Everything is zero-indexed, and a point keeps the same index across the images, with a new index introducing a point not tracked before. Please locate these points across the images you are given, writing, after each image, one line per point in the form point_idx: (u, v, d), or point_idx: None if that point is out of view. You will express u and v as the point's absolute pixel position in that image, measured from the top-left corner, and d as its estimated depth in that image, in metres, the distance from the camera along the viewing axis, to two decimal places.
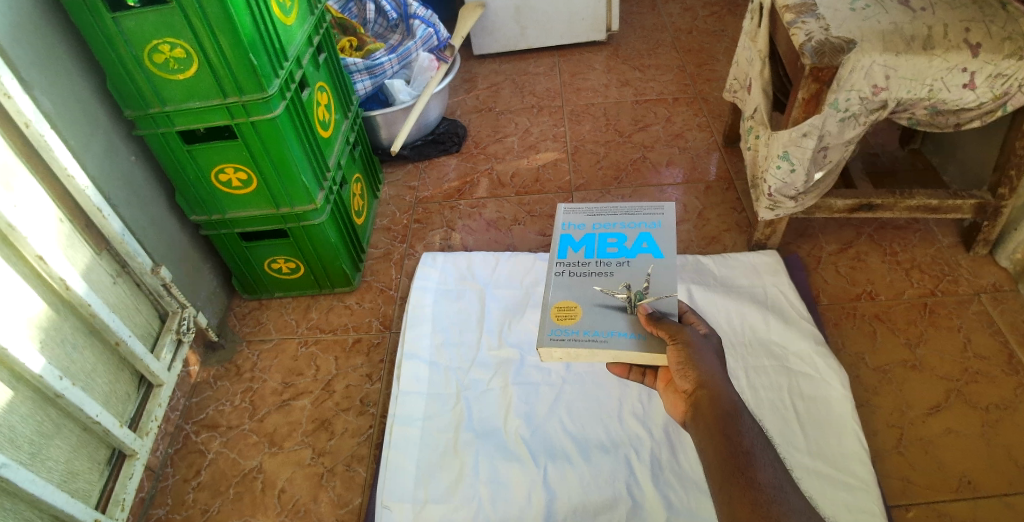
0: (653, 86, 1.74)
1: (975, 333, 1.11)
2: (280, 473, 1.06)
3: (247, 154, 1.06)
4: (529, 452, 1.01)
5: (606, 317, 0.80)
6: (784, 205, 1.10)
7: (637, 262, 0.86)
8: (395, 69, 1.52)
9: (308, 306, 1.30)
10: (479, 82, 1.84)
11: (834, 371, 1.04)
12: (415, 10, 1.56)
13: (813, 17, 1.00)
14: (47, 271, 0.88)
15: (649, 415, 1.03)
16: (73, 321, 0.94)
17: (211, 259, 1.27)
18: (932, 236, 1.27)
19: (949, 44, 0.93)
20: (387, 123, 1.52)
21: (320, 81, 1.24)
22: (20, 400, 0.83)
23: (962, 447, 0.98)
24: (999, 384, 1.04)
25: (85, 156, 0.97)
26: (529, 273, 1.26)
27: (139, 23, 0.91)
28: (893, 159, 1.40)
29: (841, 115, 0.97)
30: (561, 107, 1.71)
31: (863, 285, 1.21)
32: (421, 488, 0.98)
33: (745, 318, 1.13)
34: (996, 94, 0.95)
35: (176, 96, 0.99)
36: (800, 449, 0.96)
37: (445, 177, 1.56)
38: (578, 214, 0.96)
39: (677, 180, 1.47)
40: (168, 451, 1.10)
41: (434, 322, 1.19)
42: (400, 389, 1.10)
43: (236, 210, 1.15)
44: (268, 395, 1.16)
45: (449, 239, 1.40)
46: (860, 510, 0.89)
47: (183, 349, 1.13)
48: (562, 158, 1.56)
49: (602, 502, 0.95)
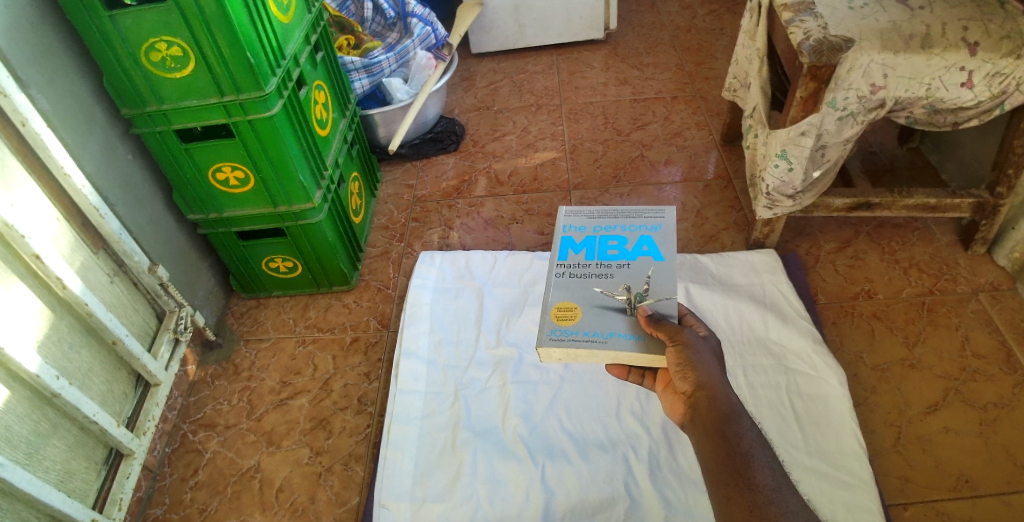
0: (651, 84, 1.74)
1: (973, 332, 1.11)
2: (278, 472, 1.06)
3: (244, 153, 1.06)
4: (528, 451, 1.01)
5: (606, 319, 0.80)
6: (782, 204, 1.10)
7: (637, 265, 0.86)
8: (394, 68, 1.52)
9: (306, 305, 1.30)
10: (478, 81, 1.84)
11: (832, 369, 1.04)
12: (414, 8, 1.55)
13: (811, 16, 0.99)
14: (44, 270, 0.87)
15: (647, 413, 1.03)
16: (70, 319, 0.94)
17: (209, 258, 1.27)
18: (930, 235, 1.27)
19: (947, 43, 0.93)
20: (385, 121, 1.52)
21: (318, 79, 1.24)
22: (17, 400, 0.83)
23: (960, 445, 0.98)
24: (996, 382, 1.04)
25: (82, 156, 0.97)
26: (527, 272, 1.26)
27: (136, 21, 0.91)
28: (892, 156, 1.40)
29: (839, 115, 0.97)
30: (559, 106, 1.71)
31: (861, 284, 1.21)
32: (419, 487, 0.98)
33: (744, 316, 1.13)
34: (994, 93, 0.94)
35: (173, 95, 0.99)
36: (799, 449, 0.96)
37: (443, 175, 1.55)
38: (580, 216, 0.95)
39: (675, 178, 1.47)
40: (165, 451, 1.10)
41: (432, 321, 1.19)
42: (398, 387, 1.10)
43: (233, 209, 1.15)
44: (266, 394, 1.16)
45: (447, 238, 1.40)
46: (859, 509, 0.89)
47: (180, 349, 1.12)
48: (561, 157, 1.56)
49: (601, 501, 0.95)
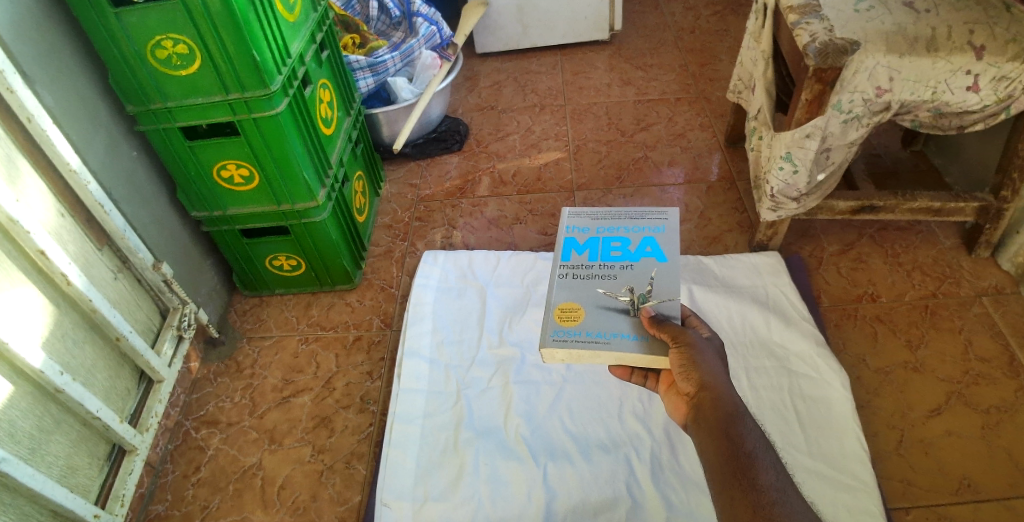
0: (654, 86, 1.74)
1: (976, 336, 1.11)
2: (280, 470, 1.06)
3: (248, 151, 1.06)
4: (529, 452, 1.01)
5: (609, 319, 0.80)
6: (786, 206, 1.10)
7: (640, 266, 0.86)
8: (398, 66, 1.52)
9: (309, 304, 1.30)
10: (481, 81, 1.84)
11: (834, 371, 1.04)
12: (418, 7, 1.56)
13: (817, 18, 0.99)
14: (48, 265, 0.87)
15: (649, 414, 1.03)
16: (74, 316, 0.94)
17: (212, 256, 1.27)
18: (934, 238, 1.27)
19: (952, 46, 0.92)
20: (389, 121, 1.52)
21: (322, 78, 1.24)
22: (20, 395, 0.83)
23: (962, 449, 0.98)
24: (1000, 387, 1.04)
25: (86, 152, 0.97)
26: (530, 272, 1.26)
27: (142, 19, 0.91)
28: (896, 159, 1.40)
29: (844, 117, 0.97)
30: (563, 106, 1.71)
31: (864, 286, 1.21)
32: (421, 487, 0.98)
33: (746, 318, 1.13)
34: (1000, 97, 0.94)
35: (179, 93, 0.99)
36: (801, 451, 0.96)
37: (447, 175, 1.56)
38: (583, 218, 0.96)
39: (679, 179, 1.47)
40: (168, 447, 1.10)
41: (434, 321, 1.19)
42: (400, 387, 1.10)
43: (237, 207, 1.15)
44: (268, 392, 1.16)
45: (449, 237, 1.40)
46: (860, 512, 0.89)
47: (183, 346, 1.12)
48: (564, 157, 1.56)
49: (603, 502, 0.95)
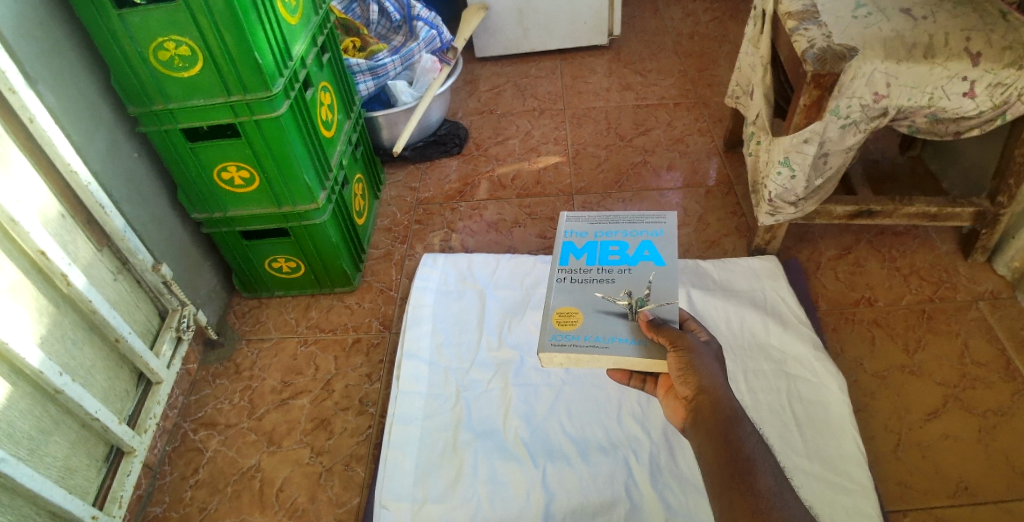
0: (654, 90, 1.75)
1: (973, 340, 1.12)
2: (279, 471, 1.06)
3: (249, 153, 1.06)
4: (529, 453, 1.01)
5: (607, 323, 0.80)
6: (784, 211, 1.10)
7: (639, 270, 0.87)
8: (398, 70, 1.52)
9: (308, 306, 1.30)
10: (481, 85, 1.85)
11: (832, 374, 1.04)
12: (419, 12, 1.57)
13: (815, 24, 1.00)
14: (49, 266, 0.87)
15: (649, 417, 1.04)
16: (73, 316, 0.94)
17: (212, 257, 1.27)
18: (931, 243, 1.28)
19: (950, 52, 0.93)
20: (389, 124, 1.53)
21: (324, 81, 1.24)
22: (20, 395, 0.83)
23: (960, 452, 0.99)
24: (996, 390, 1.05)
25: (88, 152, 0.97)
26: (529, 274, 1.27)
27: (145, 20, 0.92)
28: (893, 164, 1.41)
29: (841, 122, 0.98)
30: (562, 110, 1.72)
31: (862, 290, 1.22)
32: (420, 487, 0.98)
33: (745, 321, 1.14)
34: (996, 103, 0.95)
35: (181, 93, 0.99)
36: (799, 453, 0.97)
37: (447, 178, 1.56)
38: (581, 222, 0.96)
39: (677, 184, 1.47)
40: (166, 449, 1.10)
41: (433, 322, 1.19)
42: (399, 388, 1.10)
43: (237, 208, 1.15)
44: (268, 394, 1.16)
45: (449, 240, 1.41)
46: (858, 514, 0.90)
47: (182, 347, 1.12)
48: (563, 161, 1.57)
49: (602, 502, 0.95)
